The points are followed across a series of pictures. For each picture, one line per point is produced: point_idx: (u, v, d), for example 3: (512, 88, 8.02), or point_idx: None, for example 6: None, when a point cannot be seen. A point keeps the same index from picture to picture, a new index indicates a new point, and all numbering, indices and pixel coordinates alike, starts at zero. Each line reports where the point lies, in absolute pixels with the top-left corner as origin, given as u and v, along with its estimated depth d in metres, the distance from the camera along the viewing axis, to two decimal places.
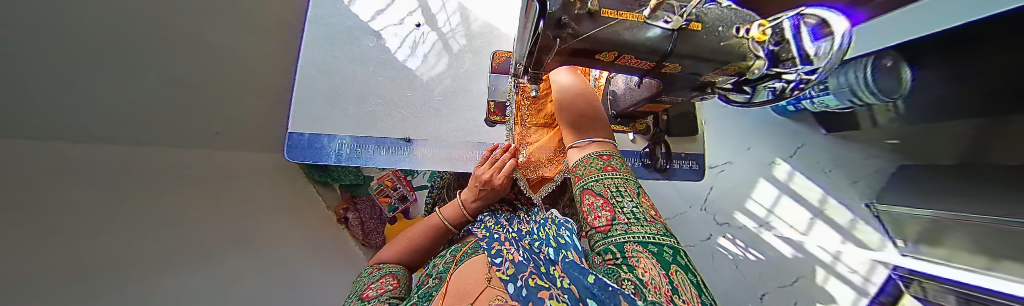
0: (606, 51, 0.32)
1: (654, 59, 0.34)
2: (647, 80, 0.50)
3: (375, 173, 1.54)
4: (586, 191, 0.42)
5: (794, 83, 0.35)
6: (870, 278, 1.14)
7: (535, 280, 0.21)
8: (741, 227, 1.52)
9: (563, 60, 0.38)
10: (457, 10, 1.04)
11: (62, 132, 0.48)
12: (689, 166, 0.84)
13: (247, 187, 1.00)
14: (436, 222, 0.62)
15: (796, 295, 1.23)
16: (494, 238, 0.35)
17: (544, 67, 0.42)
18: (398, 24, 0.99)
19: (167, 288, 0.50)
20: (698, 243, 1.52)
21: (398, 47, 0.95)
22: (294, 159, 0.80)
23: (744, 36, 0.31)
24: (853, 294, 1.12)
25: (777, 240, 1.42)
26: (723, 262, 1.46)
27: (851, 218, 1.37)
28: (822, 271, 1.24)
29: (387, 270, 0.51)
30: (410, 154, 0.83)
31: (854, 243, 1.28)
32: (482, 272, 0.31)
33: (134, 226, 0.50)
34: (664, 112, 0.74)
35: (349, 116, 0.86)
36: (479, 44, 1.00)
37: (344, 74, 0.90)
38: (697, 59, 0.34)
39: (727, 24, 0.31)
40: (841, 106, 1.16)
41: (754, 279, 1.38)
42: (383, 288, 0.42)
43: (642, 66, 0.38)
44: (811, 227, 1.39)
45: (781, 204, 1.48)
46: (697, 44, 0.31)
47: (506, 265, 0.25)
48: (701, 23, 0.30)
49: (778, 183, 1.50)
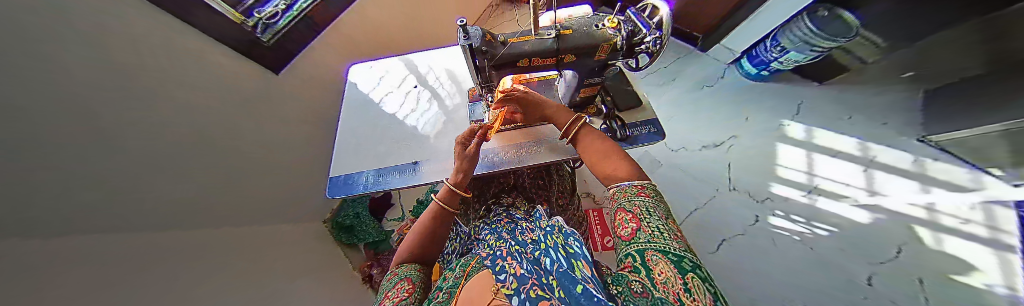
0: (520, 59, 0.57)
1: (551, 54, 0.56)
2: (569, 73, 0.69)
3: (395, 226, 1.71)
4: (619, 209, 0.43)
5: (654, 43, 0.53)
6: (995, 224, 0.91)
7: (536, 291, 0.18)
8: (786, 200, 1.32)
9: (499, 74, 0.62)
10: (444, 71, 1.15)
11: (100, 221, 0.61)
12: (648, 131, 0.78)
13: (271, 257, 1.12)
14: (433, 207, 0.59)
15: (915, 268, 1.00)
16: (498, 252, 0.28)
17: (492, 80, 0.65)
18: (396, 90, 1.08)
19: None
20: (747, 229, 1.33)
21: (397, 106, 1.02)
22: (332, 196, 0.75)
23: (603, 27, 0.56)
24: (989, 249, 0.89)
25: (841, 206, 1.23)
26: (790, 246, 1.23)
27: (912, 158, 1.18)
28: (926, 230, 1.04)
29: (403, 274, 0.48)
30: (419, 172, 0.77)
31: (940, 187, 1.07)
32: (486, 286, 0.24)
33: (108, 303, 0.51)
34: (606, 94, 0.83)
35: (358, 154, 0.86)
36: (465, 87, 1.08)
37: (351, 130, 0.95)
38: (579, 48, 0.56)
39: (591, 25, 0.56)
40: (811, 57, 1.25)
41: (842, 257, 1.13)
42: (398, 297, 0.40)
43: (551, 63, 0.59)
44: (873, 183, 1.22)
45: (820, 163, 1.33)
46: (574, 39, 0.55)
47: (510, 278, 0.21)
48: (569, 30, 0.55)
49: (800, 144, 1.40)
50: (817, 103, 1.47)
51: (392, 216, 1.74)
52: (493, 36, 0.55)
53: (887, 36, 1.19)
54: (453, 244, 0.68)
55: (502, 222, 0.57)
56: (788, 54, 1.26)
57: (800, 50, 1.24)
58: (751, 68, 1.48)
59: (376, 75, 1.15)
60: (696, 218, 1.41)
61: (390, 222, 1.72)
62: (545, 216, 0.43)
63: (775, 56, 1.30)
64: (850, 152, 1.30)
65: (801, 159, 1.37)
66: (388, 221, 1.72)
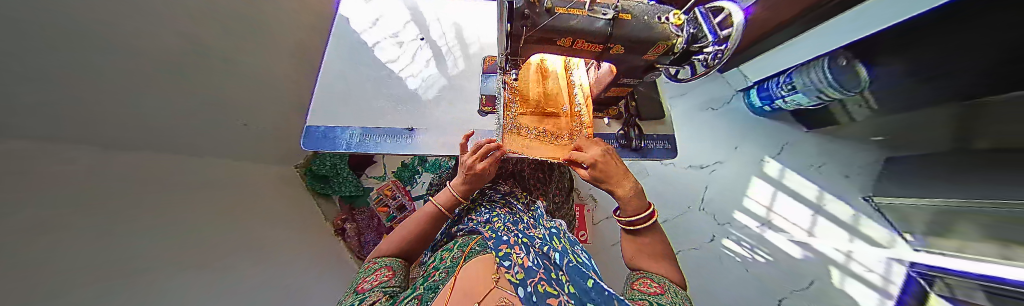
0: (564, 36, 0.50)
1: (600, 41, 0.50)
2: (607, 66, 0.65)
3: (375, 185, 1.64)
4: (642, 277, 0.44)
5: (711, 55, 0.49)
6: (889, 276, 1.14)
7: (542, 286, 0.21)
8: (742, 226, 1.47)
9: (534, 48, 0.54)
10: (452, 25, 1.01)
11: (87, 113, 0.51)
12: (660, 146, 0.80)
13: (242, 191, 1.03)
14: (426, 209, 0.58)
15: (817, 298, 1.22)
16: (502, 240, 0.33)
17: (520, 54, 0.57)
18: (394, 37, 0.94)
19: (143, 276, 0.47)
20: (701, 245, 1.47)
21: (395, 57, 0.90)
22: (307, 148, 0.68)
23: (666, 22, 0.50)
24: (875, 293, 1.13)
25: (785, 241, 1.39)
26: (732, 266, 1.39)
27: (852, 213, 1.38)
28: (837, 270, 1.25)
29: (384, 263, 0.46)
30: (411, 141, 0.71)
31: (862, 240, 1.30)
32: (487, 269, 0.26)
33: (115, 202, 0.51)
34: (632, 99, 0.82)
35: (347, 105, 0.77)
36: (474, 52, 0.96)
37: (338, 75, 0.83)
38: (633, 41, 0.50)
39: (652, 16, 0.50)
40: (811, 103, 1.30)
41: (768, 280, 1.32)
42: (378, 280, 0.39)
43: (596, 50, 0.54)
44: (814, 225, 1.39)
45: (780, 202, 1.47)
46: (631, 28, 0.49)
47: (514, 268, 0.24)
48: (629, 15, 0.48)
49: (771, 181, 1.51)
50: (799, 148, 1.56)
51: (372, 174, 1.66)
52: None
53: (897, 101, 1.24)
54: None
55: (501, 209, 0.56)
56: (796, 94, 1.28)
57: (808, 95, 1.25)
58: (756, 100, 1.53)
59: (373, 12, 0.98)
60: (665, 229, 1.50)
61: (371, 179, 1.65)
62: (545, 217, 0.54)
63: (784, 94, 1.34)
64: (809, 196, 1.45)
65: (769, 195, 1.49)
66: (366, 178, 1.65)
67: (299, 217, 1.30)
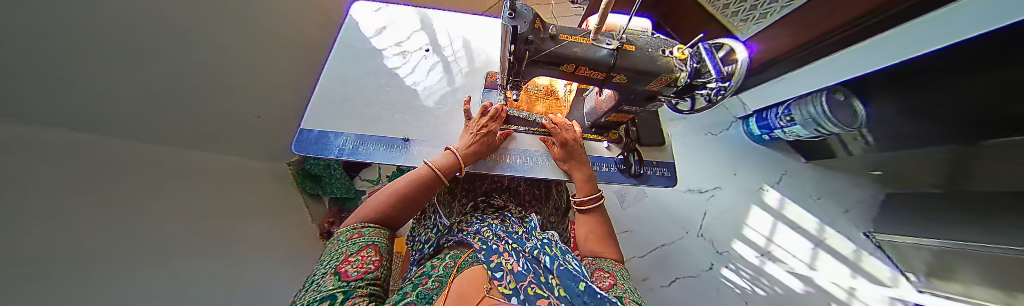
0: (566, 63, 0.51)
1: (603, 69, 0.51)
2: (607, 93, 0.65)
3: (368, 188, 1.63)
4: (597, 268, 0.45)
5: (716, 90, 0.49)
6: None
7: (534, 290, 0.24)
8: (741, 257, 1.42)
9: (533, 70, 0.55)
10: (460, 39, 1.03)
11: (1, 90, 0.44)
12: (661, 174, 0.79)
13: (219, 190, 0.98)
14: (424, 171, 0.54)
15: None
16: (492, 250, 0.35)
17: (522, 76, 0.59)
18: (401, 45, 0.96)
19: (72, 283, 0.44)
20: (700, 273, 1.42)
21: (400, 64, 0.91)
22: (298, 152, 0.65)
23: (670, 56, 0.51)
24: None
25: (786, 274, 1.35)
26: (731, 298, 1.33)
27: (854, 248, 1.36)
28: None
29: (367, 240, 0.40)
30: (406, 153, 0.70)
31: (866, 279, 1.29)
32: (480, 280, 0.28)
33: (36, 201, 0.45)
34: (632, 124, 0.82)
35: (344, 111, 0.76)
36: (479, 65, 0.98)
37: (335, 78, 0.83)
38: (637, 71, 0.51)
39: (655, 48, 0.52)
40: (809, 135, 1.32)
41: None
42: (364, 267, 0.33)
43: (598, 77, 0.55)
44: (815, 259, 1.36)
45: (780, 233, 1.44)
46: (634, 58, 0.50)
47: (507, 279, 0.26)
48: (633, 46, 0.50)
49: (771, 210, 1.49)
50: (797, 179, 1.56)
51: (366, 176, 1.65)
52: (544, 24, 0.47)
53: (898, 140, 1.23)
54: (428, 233, 0.68)
55: (494, 220, 0.56)
56: (794, 126, 1.31)
57: (806, 126, 1.26)
58: (755, 129, 1.56)
59: (384, 19, 1.01)
60: (658, 254, 1.46)
61: (363, 182, 1.63)
62: (538, 227, 0.50)
63: (783, 124, 1.36)
64: (810, 229, 1.42)
65: (768, 225, 1.46)
66: (360, 180, 1.63)
67: (277, 222, 1.23)
